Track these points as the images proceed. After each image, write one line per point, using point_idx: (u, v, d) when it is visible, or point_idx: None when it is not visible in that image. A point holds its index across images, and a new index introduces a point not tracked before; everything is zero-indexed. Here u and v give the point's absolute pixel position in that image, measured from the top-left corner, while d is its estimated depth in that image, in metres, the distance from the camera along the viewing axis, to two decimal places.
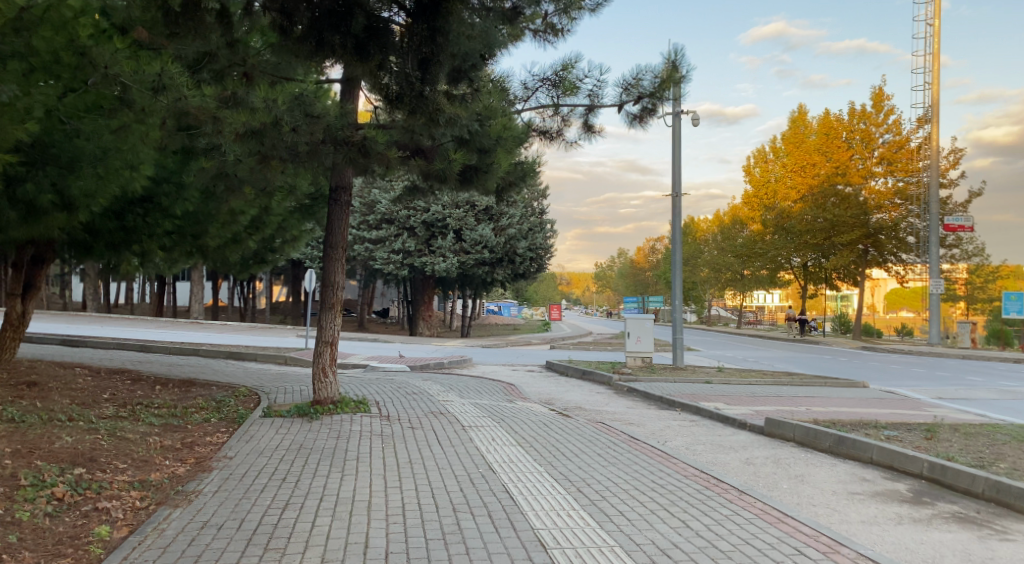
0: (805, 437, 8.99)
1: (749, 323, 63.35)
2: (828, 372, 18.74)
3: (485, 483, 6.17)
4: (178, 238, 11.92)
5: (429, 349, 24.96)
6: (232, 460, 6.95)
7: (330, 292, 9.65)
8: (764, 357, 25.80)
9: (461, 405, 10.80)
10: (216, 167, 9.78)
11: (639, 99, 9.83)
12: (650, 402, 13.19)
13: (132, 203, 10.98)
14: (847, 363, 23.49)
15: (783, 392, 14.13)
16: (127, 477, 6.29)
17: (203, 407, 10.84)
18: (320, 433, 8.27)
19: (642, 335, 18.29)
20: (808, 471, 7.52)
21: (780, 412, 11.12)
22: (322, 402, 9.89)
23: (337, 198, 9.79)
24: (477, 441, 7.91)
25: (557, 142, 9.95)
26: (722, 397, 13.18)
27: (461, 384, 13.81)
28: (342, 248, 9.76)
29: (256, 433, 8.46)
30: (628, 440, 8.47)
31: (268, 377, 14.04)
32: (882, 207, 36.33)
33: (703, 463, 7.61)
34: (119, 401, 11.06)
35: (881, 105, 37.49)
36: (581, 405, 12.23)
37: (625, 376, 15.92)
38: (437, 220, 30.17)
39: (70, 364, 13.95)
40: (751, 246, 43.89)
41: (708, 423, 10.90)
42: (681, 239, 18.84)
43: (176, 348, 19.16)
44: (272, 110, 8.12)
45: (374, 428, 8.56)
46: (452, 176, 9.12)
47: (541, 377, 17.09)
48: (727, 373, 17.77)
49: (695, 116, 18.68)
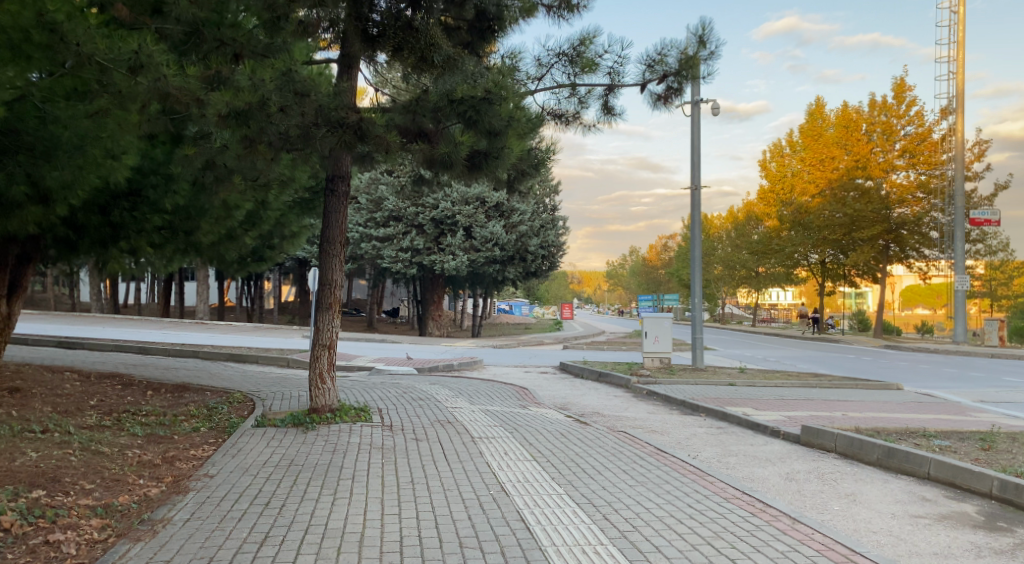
0: (848, 448, 8.17)
1: (763, 322, 62.30)
2: (856, 373, 17.86)
3: (497, 509, 5.38)
4: (170, 234, 11.17)
5: (438, 349, 24.24)
6: (212, 479, 6.18)
7: (326, 291, 8.94)
8: (785, 356, 24.94)
9: (470, 412, 10.01)
10: (203, 156, 9.01)
11: (663, 78, 8.98)
12: (672, 407, 12.39)
13: (118, 196, 10.32)
14: (872, 363, 22.61)
15: (813, 395, 13.29)
16: (90, 501, 5.53)
17: (195, 415, 10.14)
18: (317, 447, 7.51)
19: (660, 335, 17.45)
20: (858, 489, 6.69)
21: (816, 419, 10.29)
22: (320, 410, 9.15)
23: (335, 188, 9.05)
24: (486, 455, 7.10)
25: (573, 125, 9.14)
26: (749, 401, 12.37)
27: (471, 387, 13.06)
28: (339, 243, 9.06)
29: (245, 446, 7.68)
30: (654, 452, 7.66)
31: (267, 382, 13.32)
32: (904, 201, 35.44)
33: (741, 480, 6.81)
34: (106, 409, 10.36)
35: (902, 96, 36.51)
36: (599, 411, 11.46)
37: (643, 379, 15.11)
38: (447, 217, 29.38)
39: (59, 369, 13.26)
40: (767, 243, 42.81)
41: (737, 430, 10.10)
42: (699, 235, 18.02)
43: (174, 350, 18.46)
44: (258, 89, 7.35)
45: (375, 440, 7.78)
46: (460, 163, 8.10)
47: (555, 380, 16.34)
48: (750, 374, 16.95)
49: (715, 106, 17.86)
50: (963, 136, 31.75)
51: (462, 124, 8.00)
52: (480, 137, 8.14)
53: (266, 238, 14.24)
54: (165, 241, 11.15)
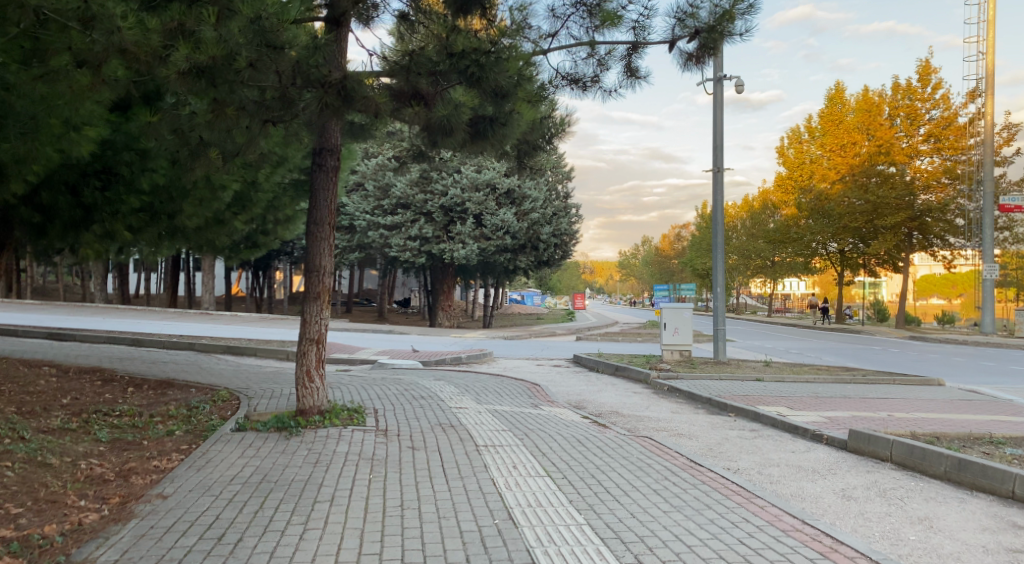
0: (907, 458, 7.15)
1: (778, 312, 61.04)
2: (890, 368, 16.70)
3: (501, 549, 4.37)
4: (149, 217, 10.23)
5: (447, 341, 23.22)
6: (163, 504, 5.18)
7: (314, 278, 7.94)
8: (807, 348, 23.82)
9: (476, 414, 8.95)
10: (171, 124, 8.03)
11: (695, 35, 7.90)
12: (697, 406, 11.33)
13: (89, 173, 9.42)
14: (898, 355, 21.51)
15: (850, 392, 12.22)
16: (9, 531, 4.59)
17: (172, 416, 9.15)
18: (296, 458, 6.48)
19: (679, 327, 16.42)
20: (931, 512, 5.64)
21: (862, 421, 9.25)
22: (307, 412, 8.16)
23: (322, 162, 8.05)
24: (492, 469, 6.10)
25: (592, 91, 8.05)
26: (781, 399, 11.33)
27: (478, 384, 12.06)
28: (329, 225, 8.07)
29: (216, 456, 6.69)
30: (687, 465, 6.58)
31: (258, 377, 12.34)
32: (930, 187, 34.13)
33: (793, 502, 5.79)
34: (75, 409, 9.43)
35: (927, 78, 35.18)
36: (619, 410, 10.48)
37: (664, 373, 14.07)
38: (456, 205, 28.26)
39: (37, 363, 12.36)
40: (785, 231, 41.47)
41: (774, 433, 9.07)
42: (722, 221, 16.92)
43: (169, 342, 17.57)
44: (226, 42, 6.27)
45: (365, 449, 6.80)
46: (462, 129, 7.26)
47: (569, 374, 15.35)
48: (778, 369, 15.91)
49: (740, 83, 16.76)
50: (992, 120, 30.43)
51: (463, 84, 7.11)
52: (485, 99, 7.22)
53: (259, 222, 13.22)
54: (144, 225, 10.19)
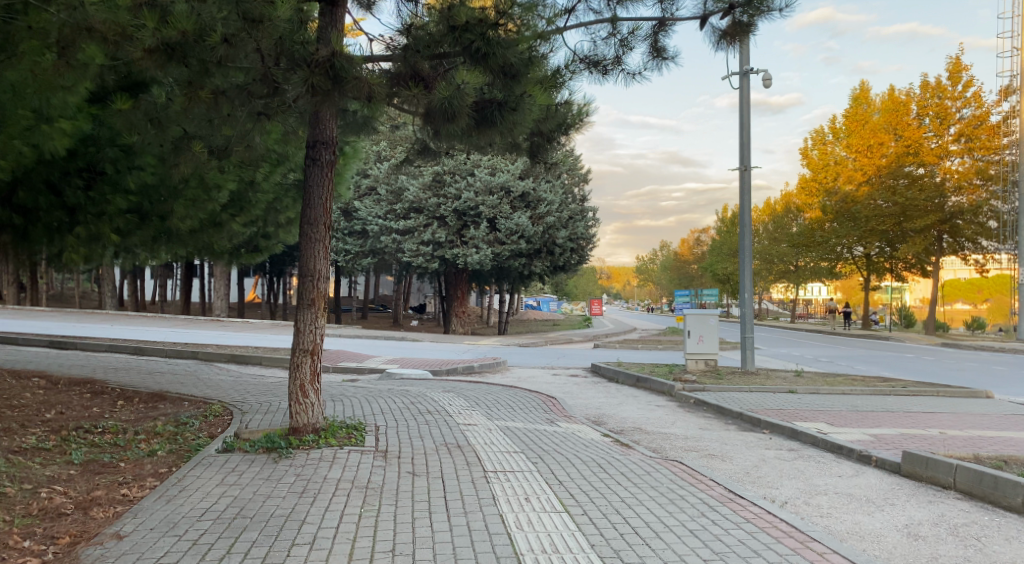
0: (974, 486, 6.29)
1: (800, 317, 59.80)
2: (930, 378, 15.69)
3: None
4: (138, 218, 9.51)
5: (460, 349, 22.43)
6: (115, 547, 4.45)
7: (308, 284, 7.22)
8: (836, 356, 22.79)
9: (485, 433, 8.13)
10: (146, 110, 7.30)
11: (728, 10, 7.13)
12: (727, 421, 10.48)
13: (71, 171, 8.78)
14: (931, 363, 20.52)
15: (892, 406, 11.30)
16: None
17: (158, 434, 8.42)
18: (282, 487, 5.73)
19: (704, 334, 15.56)
20: (1018, 557, 4.79)
21: (913, 440, 8.37)
22: (299, 431, 7.41)
23: (316, 156, 7.31)
24: (502, 503, 5.30)
25: (614, 74, 7.28)
26: (818, 414, 10.44)
27: (490, 397, 11.26)
28: (324, 225, 7.32)
29: (191, 483, 5.92)
30: (725, 497, 5.72)
31: (256, 389, 11.61)
32: (961, 189, 32.49)
33: (853, 544, 4.96)
34: (54, 425, 8.73)
35: (957, 76, 33.94)
36: (642, 427, 9.65)
37: (688, 384, 13.20)
38: (469, 208, 27.47)
39: (26, 374, 11.70)
40: (809, 234, 40.24)
41: (815, 453, 8.23)
42: (749, 223, 16.04)
43: (172, 351, 16.94)
44: (199, 15, 5.71)
45: (360, 475, 6.05)
46: (468, 114, 6.44)
47: (588, 385, 14.52)
48: (809, 379, 14.99)
49: (767, 76, 15.91)
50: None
51: (468, 63, 6.33)
52: (493, 80, 6.47)
53: (259, 225, 12.51)
54: (133, 228, 9.48)
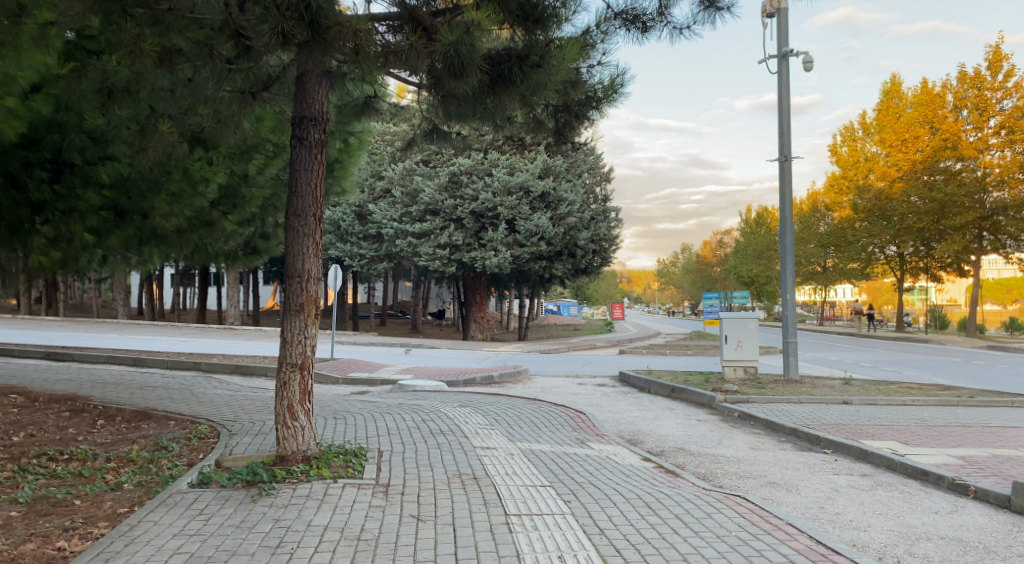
0: None
1: (829, 319, 57.93)
2: (995, 386, 14.27)
3: None
4: (115, 217, 8.40)
5: (478, 357, 21.25)
6: None
7: (297, 285, 6.08)
8: (879, 361, 21.29)
9: (506, 459, 6.93)
10: (98, 79, 6.21)
11: None
12: (780, 439, 9.22)
13: (35, 162, 7.74)
14: (983, 368, 18.97)
15: (969, 419, 9.94)
16: None
17: (130, 462, 7.30)
18: (252, 539, 4.58)
19: (743, 339, 14.26)
20: None
21: (1013, 465, 7.09)
22: (287, 460, 6.24)
23: (303, 135, 6.18)
24: None
25: (656, 28, 6.24)
26: (886, 430, 9.15)
27: (511, 412, 10.07)
28: (313, 216, 6.18)
29: (143, 532, 4.76)
30: (814, 551, 4.49)
31: (252, 405, 10.51)
32: (1003, 183, 30.70)
33: None
34: (15, 452, 7.63)
35: (998, 66, 32.32)
36: (684, 446, 8.46)
37: (730, 395, 11.93)
38: (487, 210, 26.35)
39: (5, 390, 10.69)
40: (840, 233, 38.59)
41: (896, 481, 6.96)
42: (790, 218, 14.70)
43: (173, 362, 15.91)
44: None
45: (352, 521, 4.90)
46: (478, 69, 5.32)
47: (619, 396, 13.30)
48: (862, 388, 13.65)
49: (808, 59, 14.65)
50: None
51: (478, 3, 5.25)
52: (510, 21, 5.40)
53: (256, 224, 11.43)
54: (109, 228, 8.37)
